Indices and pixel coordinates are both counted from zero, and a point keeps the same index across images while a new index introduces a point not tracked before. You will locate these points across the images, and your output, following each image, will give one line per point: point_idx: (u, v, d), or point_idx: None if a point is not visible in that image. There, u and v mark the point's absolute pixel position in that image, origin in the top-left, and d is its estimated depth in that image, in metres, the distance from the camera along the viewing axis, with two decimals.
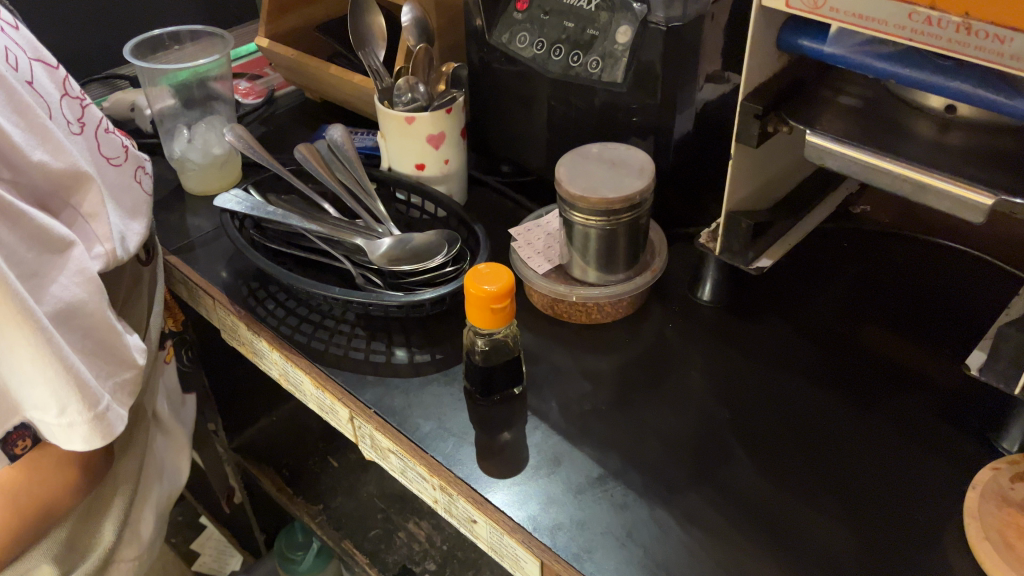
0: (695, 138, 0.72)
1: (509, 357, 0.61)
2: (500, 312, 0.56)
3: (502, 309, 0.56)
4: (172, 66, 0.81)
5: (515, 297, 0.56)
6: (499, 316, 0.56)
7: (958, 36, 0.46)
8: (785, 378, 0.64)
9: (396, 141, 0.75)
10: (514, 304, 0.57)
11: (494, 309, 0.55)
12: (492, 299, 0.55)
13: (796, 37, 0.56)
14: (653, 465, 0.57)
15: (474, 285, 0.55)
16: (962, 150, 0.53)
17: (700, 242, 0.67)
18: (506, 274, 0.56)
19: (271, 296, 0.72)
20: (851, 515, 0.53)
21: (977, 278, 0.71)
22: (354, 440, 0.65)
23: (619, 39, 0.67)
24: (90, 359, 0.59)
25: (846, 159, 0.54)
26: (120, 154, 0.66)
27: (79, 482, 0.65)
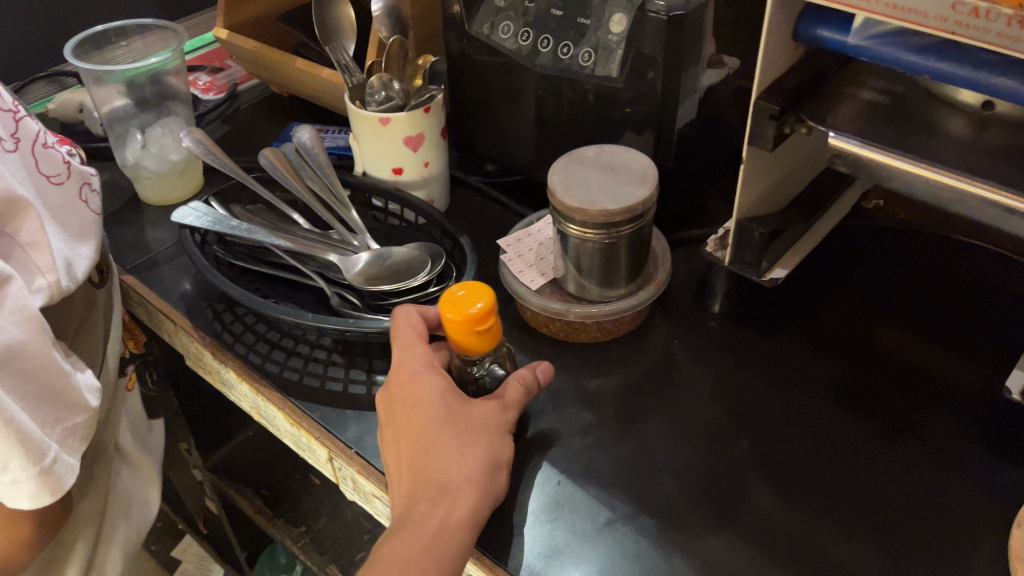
0: (697, 134, 0.66)
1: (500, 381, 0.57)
2: (485, 334, 0.50)
3: (485, 330, 0.50)
4: (121, 66, 0.73)
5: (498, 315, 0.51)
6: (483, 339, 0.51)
7: (1009, 30, 0.40)
8: (804, 399, 0.59)
9: (370, 143, 0.69)
10: (499, 322, 0.51)
11: (477, 332, 0.50)
12: (471, 323, 0.50)
13: (816, 27, 0.50)
14: (666, 506, 0.52)
15: (451, 311, 0.50)
16: (1006, 153, 0.48)
17: (708, 251, 0.62)
18: (486, 292, 0.51)
19: (239, 319, 0.66)
20: (889, 556, 0.49)
21: (1006, 280, 0.66)
22: (335, 480, 0.59)
23: (612, 29, 0.61)
24: (34, 406, 0.53)
25: (877, 168, 0.49)
26: (62, 170, 0.59)
27: (34, 536, 0.59)
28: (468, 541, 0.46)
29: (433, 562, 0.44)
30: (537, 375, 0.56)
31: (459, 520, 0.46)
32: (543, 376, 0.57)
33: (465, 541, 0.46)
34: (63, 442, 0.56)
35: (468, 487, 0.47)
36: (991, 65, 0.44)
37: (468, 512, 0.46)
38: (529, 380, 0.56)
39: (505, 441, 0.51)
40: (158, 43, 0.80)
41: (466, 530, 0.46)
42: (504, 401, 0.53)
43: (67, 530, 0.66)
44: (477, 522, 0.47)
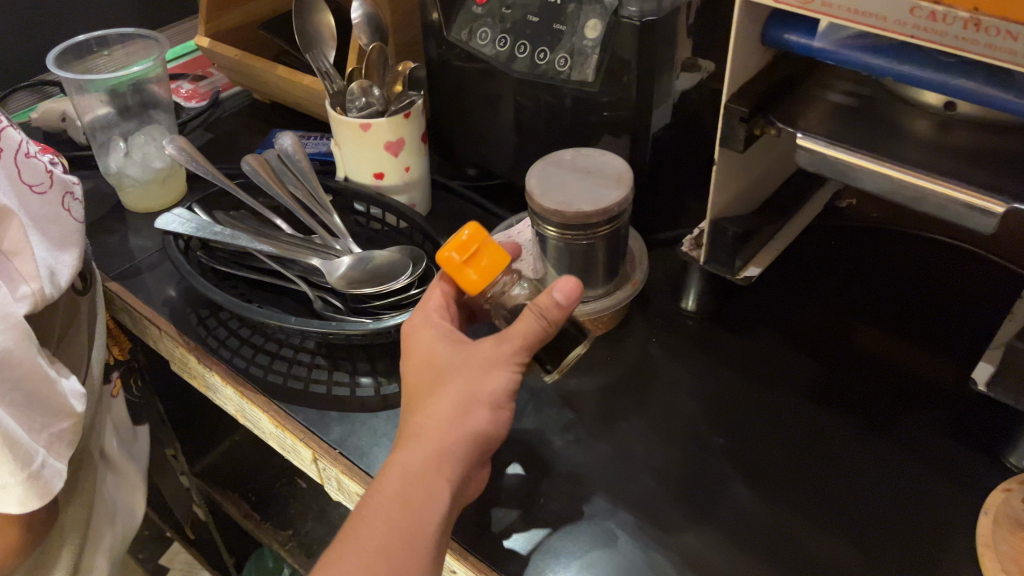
0: (672, 137, 0.67)
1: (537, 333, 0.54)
2: (477, 267, 0.51)
3: (481, 259, 0.51)
4: (101, 76, 0.74)
5: (489, 250, 0.51)
6: (483, 269, 0.51)
7: (965, 33, 0.41)
8: (781, 396, 0.60)
9: (352, 149, 0.70)
10: (494, 257, 0.51)
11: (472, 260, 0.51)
12: (462, 252, 0.51)
13: (783, 32, 0.52)
14: (644, 501, 0.53)
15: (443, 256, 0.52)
16: (967, 152, 0.49)
17: (683, 250, 0.63)
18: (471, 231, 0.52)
19: (223, 324, 0.67)
20: (862, 549, 0.50)
21: (976, 277, 0.67)
22: (320, 481, 0.60)
23: (587, 35, 0.62)
24: (20, 413, 0.54)
25: (847, 170, 0.50)
26: (44, 179, 0.60)
27: (22, 543, 0.60)
28: (440, 490, 0.43)
29: (396, 517, 0.42)
30: (549, 299, 0.47)
31: (428, 470, 0.43)
32: (559, 298, 0.47)
33: (435, 490, 0.43)
34: (49, 448, 0.56)
35: (441, 432, 0.44)
36: (952, 68, 0.46)
37: (437, 460, 0.43)
38: (537, 305, 0.47)
39: (500, 375, 0.46)
40: (141, 52, 0.81)
41: (440, 479, 0.43)
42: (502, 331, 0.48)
43: (52, 539, 0.66)
44: (452, 469, 0.44)
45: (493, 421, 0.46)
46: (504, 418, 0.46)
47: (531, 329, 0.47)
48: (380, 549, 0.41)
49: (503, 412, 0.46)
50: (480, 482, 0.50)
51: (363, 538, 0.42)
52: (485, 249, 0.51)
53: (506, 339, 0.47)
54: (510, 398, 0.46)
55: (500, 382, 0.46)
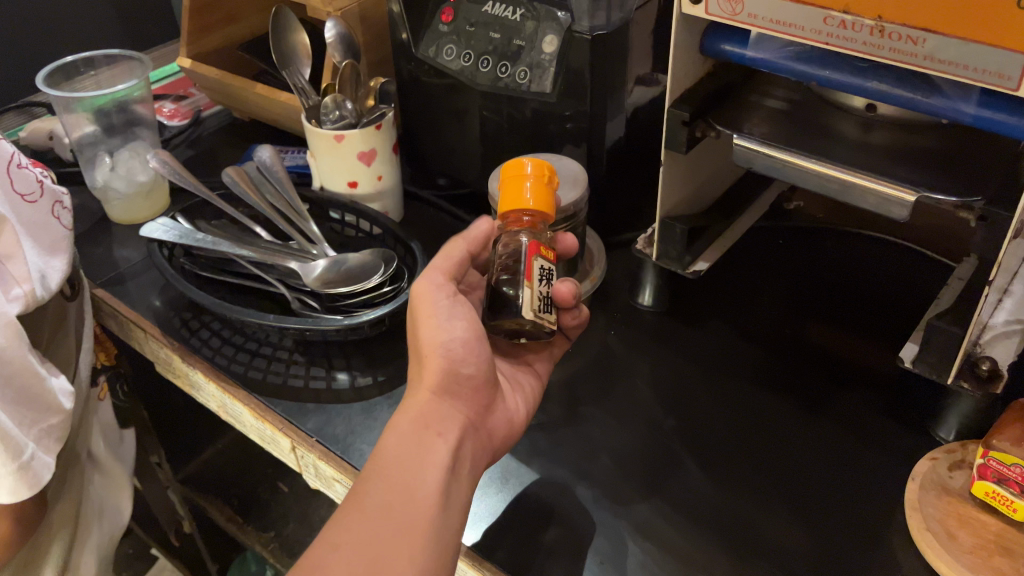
0: (627, 144, 0.72)
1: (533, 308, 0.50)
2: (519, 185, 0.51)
3: (525, 185, 0.51)
4: (87, 93, 0.77)
5: (539, 182, 0.51)
6: (518, 194, 0.51)
7: (872, 38, 0.46)
8: (731, 383, 0.64)
9: (327, 160, 0.74)
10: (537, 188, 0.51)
11: (512, 182, 0.51)
12: (515, 172, 0.52)
13: (719, 42, 0.57)
14: (602, 478, 0.57)
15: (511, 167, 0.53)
16: (887, 148, 0.54)
17: (637, 248, 0.67)
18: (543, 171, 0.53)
19: (205, 326, 0.70)
20: (806, 519, 0.54)
21: (914, 271, 0.72)
22: (298, 470, 0.63)
23: (546, 49, 0.67)
24: (12, 408, 0.57)
25: (780, 162, 0.54)
26: (35, 189, 0.63)
27: (14, 537, 0.62)
28: (429, 445, 0.46)
29: (394, 476, 0.44)
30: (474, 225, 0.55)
31: (413, 431, 0.46)
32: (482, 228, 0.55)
33: (426, 445, 0.46)
34: (40, 442, 0.59)
35: (417, 397, 0.48)
36: (866, 72, 0.51)
37: (419, 418, 0.47)
38: (463, 236, 0.57)
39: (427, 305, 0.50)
40: (126, 73, 0.86)
41: (427, 436, 0.46)
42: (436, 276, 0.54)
43: (44, 532, 0.69)
44: (440, 426, 0.47)
45: (458, 362, 0.49)
46: (472, 354, 0.49)
47: (458, 249, 0.54)
48: (385, 507, 0.43)
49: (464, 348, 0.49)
50: (495, 434, 0.52)
51: (368, 502, 0.43)
52: (534, 181, 0.51)
53: (425, 276, 0.52)
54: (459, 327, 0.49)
55: (433, 311, 0.49)
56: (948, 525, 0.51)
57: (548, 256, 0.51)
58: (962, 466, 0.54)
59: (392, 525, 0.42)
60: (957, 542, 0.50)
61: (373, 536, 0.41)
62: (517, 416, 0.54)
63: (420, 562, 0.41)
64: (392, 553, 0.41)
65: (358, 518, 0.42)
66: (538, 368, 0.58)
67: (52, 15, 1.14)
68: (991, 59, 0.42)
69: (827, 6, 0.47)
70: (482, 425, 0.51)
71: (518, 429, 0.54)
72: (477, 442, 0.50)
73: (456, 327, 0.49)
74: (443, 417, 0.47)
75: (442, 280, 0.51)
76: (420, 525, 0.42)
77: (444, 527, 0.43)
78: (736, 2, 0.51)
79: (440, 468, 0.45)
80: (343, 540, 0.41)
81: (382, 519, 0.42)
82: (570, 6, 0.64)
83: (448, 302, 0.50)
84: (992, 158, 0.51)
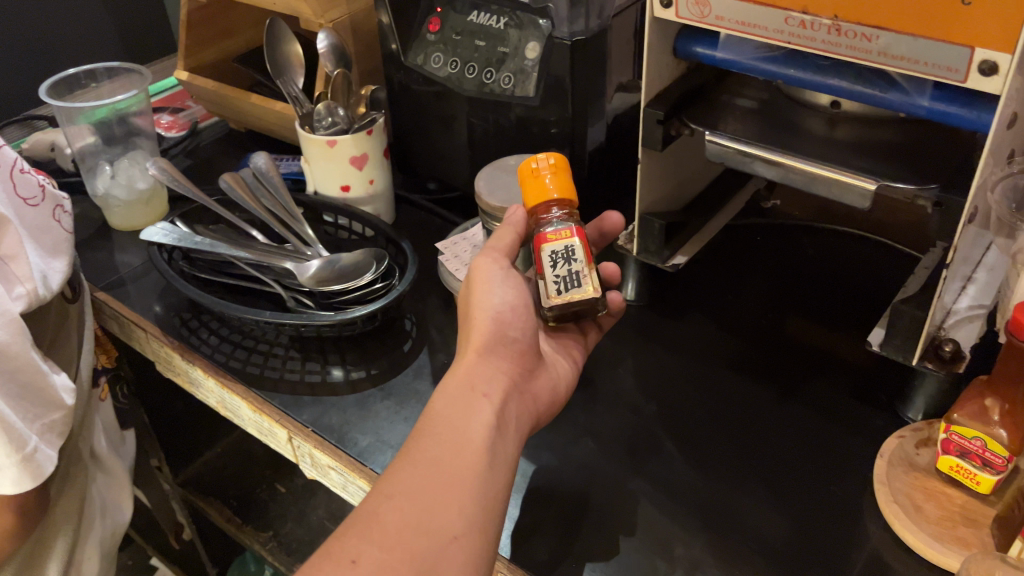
0: (607, 146, 0.75)
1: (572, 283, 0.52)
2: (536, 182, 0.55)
3: (544, 178, 0.54)
4: (88, 104, 0.81)
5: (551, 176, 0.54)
6: (541, 187, 0.54)
7: (830, 37, 0.49)
8: (718, 371, 0.67)
9: (320, 164, 0.77)
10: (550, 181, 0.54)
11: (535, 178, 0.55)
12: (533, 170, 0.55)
13: (691, 45, 0.60)
14: (586, 463, 0.60)
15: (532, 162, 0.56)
16: (850, 141, 0.57)
17: (618, 244, 0.70)
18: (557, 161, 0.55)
19: (204, 325, 0.73)
20: (784, 499, 0.56)
21: (885, 263, 0.76)
22: (294, 460, 0.66)
23: (528, 55, 0.70)
24: (16, 402, 0.59)
25: (745, 160, 0.58)
26: (37, 193, 0.66)
27: (18, 530, 0.64)
28: (475, 406, 0.48)
29: (446, 431, 0.46)
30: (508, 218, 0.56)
31: (462, 391, 0.49)
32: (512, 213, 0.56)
33: (472, 405, 0.48)
34: (42, 436, 0.61)
35: (465, 359, 0.50)
36: (827, 70, 0.54)
37: (466, 381, 0.49)
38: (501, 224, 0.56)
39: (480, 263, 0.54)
40: (126, 85, 0.89)
41: (473, 397, 0.48)
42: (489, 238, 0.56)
43: (46, 529, 0.72)
44: (486, 388, 0.49)
45: (504, 328, 0.52)
46: (517, 321, 0.52)
47: (508, 234, 0.55)
48: (435, 461, 0.45)
49: (510, 318, 0.52)
50: (539, 397, 0.54)
51: (420, 456, 0.45)
52: (552, 175, 0.54)
53: (484, 252, 0.55)
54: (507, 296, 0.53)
55: (488, 280, 0.53)
56: (915, 497, 0.54)
57: (562, 237, 0.52)
58: (928, 443, 0.57)
59: (441, 477, 0.44)
60: (923, 513, 0.53)
61: (423, 488, 0.43)
62: (557, 384, 0.56)
63: (468, 513, 0.43)
64: (441, 503, 0.43)
65: (409, 472, 0.44)
66: (573, 354, 0.59)
67: (52, 32, 1.17)
68: (938, 53, 0.45)
69: (787, 7, 0.50)
70: (526, 388, 0.52)
71: (558, 396, 0.56)
72: (522, 403, 0.51)
73: (507, 296, 0.53)
74: (488, 379, 0.50)
75: (501, 256, 0.54)
76: (468, 477, 0.44)
77: (491, 480, 0.45)
78: (703, 6, 0.54)
79: (487, 426, 0.47)
80: (396, 491, 0.43)
81: (433, 471, 0.44)
82: (549, 13, 0.67)
83: (504, 271, 0.54)
84: (947, 149, 0.54)
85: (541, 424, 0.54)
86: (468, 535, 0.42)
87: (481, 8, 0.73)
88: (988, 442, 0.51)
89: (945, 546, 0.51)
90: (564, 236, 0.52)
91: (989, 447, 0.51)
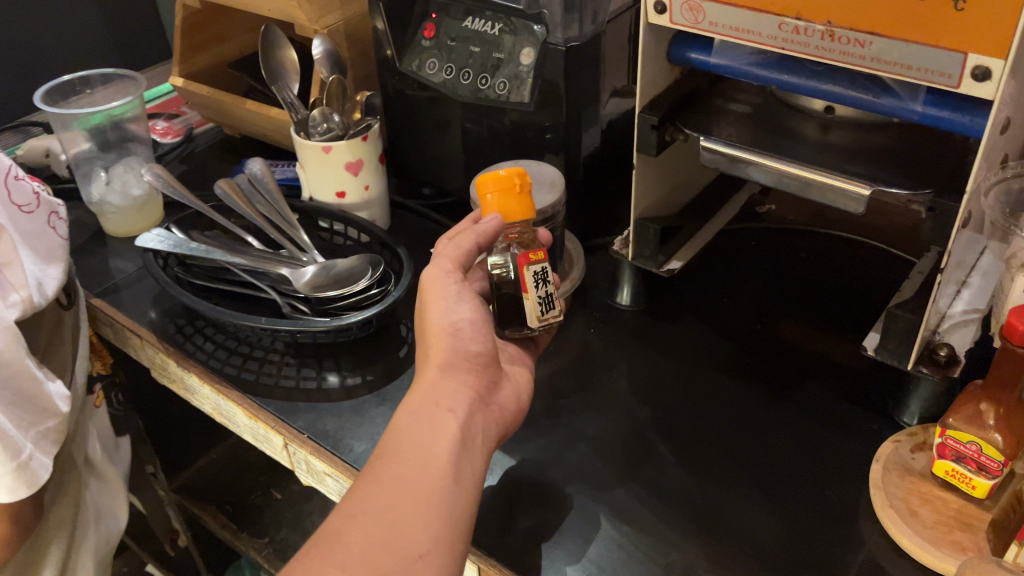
0: (602, 151, 0.75)
1: (546, 302, 0.54)
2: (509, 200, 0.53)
3: (513, 202, 0.52)
4: (82, 110, 0.80)
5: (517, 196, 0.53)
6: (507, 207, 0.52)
7: (823, 43, 0.49)
8: (709, 375, 0.67)
9: (314, 170, 0.77)
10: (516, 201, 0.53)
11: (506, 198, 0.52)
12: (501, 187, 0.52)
13: (685, 50, 0.60)
14: (582, 468, 0.60)
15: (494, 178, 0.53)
16: (844, 146, 0.57)
17: (613, 249, 0.70)
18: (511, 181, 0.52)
19: (199, 332, 0.73)
20: (778, 503, 0.56)
21: (879, 266, 0.76)
22: (290, 467, 0.66)
23: (523, 61, 0.70)
24: (11, 409, 0.59)
25: (741, 164, 0.58)
26: (32, 200, 0.66)
27: (12, 537, 0.64)
28: (440, 421, 0.48)
29: (409, 449, 0.46)
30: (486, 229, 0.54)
31: (425, 407, 0.48)
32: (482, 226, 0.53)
33: (437, 421, 0.48)
34: (36, 444, 0.61)
35: (426, 374, 0.50)
36: (821, 75, 0.54)
37: (431, 397, 0.49)
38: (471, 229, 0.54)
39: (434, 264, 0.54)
40: (121, 91, 0.89)
41: (439, 412, 0.48)
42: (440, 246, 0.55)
43: (40, 537, 0.71)
44: (451, 403, 0.49)
45: (462, 343, 0.52)
46: (474, 334, 0.52)
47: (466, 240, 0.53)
48: (400, 479, 0.45)
49: (468, 332, 0.52)
50: (505, 408, 0.53)
51: (384, 474, 0.45)
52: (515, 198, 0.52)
53: (434, 263, 0.54)
54: (463, 310, 0.52)
55: (443, 296, 0.52)
56: (911, 502, 0.54)
57: (541, 258, 0.53)
58: (923, 448, 0.57)
59: (405, 495, 0.44)
60: (918, 517, 0.53)
61: (387, 507, 0.43)
62: (521, 393, 0.56)
63: (432, 531, 0.43)
64: (406, 522, 0.43)
65: (372, 490, 0.44)
66: (525, 362, 0.58)
67: (47, 40, 1.17)
68: (931, 58, 0.45)
69: (780, 13, 0.50)
70: (491, 401, 0.52)
71: (524, 405, 0.55)
72: (488, 414, 0.51)
73: (463, 311, 0.52)
74: (453, 394, 0.49)
75: (452, 268, 0.53)
76: (433, 495, 0.44)
77: (458, 495, 0.45)
78: (697, 11, 0.54)
79: (451, 442, 0.47)
80: (360, 511, 0.43)
81: (397, 490, 0.44)
82: (544, 19, 0.68)
83: (457, 287, 0.53)
84: (941, 154, 0.54)
85: (509, 434, 0.54)
86: (433, 553, 0.43)
87: (476, 14, 0.73)
88: (984, 447, 0.51)
89: (940, 550, 0.51)
90: (540, 256, 0.53)
91: (984, 451, 0.51)
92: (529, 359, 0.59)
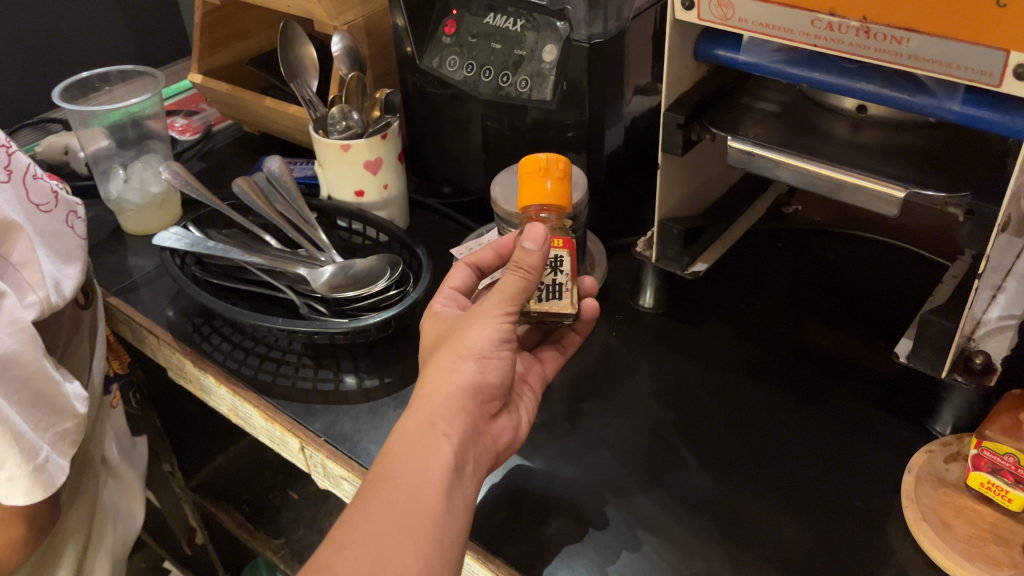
0: (626, 151, 0.74)
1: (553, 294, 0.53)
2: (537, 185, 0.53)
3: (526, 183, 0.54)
4: (101, 107, 0.80)
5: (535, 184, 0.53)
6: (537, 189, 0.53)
7: (857, 40, 0.48)
8: (732, 380, 0.65)
9: (334, 169, 0.76)
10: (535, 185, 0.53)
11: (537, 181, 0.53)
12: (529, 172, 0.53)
13: (712, 47, 0.58)
14: (606, 474, 0.58)
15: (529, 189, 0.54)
16: (875, 146, 0.56)
17: (637, 250, 0.69)
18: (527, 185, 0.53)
19: (216, 331, 0.72)
20: (803, 513, 0.54)
21: (911, 270, 0.74)
22: (306, 470, 0.65)
23: (545, 58, 0.69)
24: (27, 411, 0.58)
25: (769, 165, 0.56)
26: (49, 199, 0.65)
27: (28, 537, 0.63)
28: (434, 447, 0.45)
29: (401, 476, 0.44)
30: (522, 252, 0.49)
31: (421, 430, 0.46)
32: (528, 246, 0.49)
33: (430, 446, 0.45)
34: (52, 445, 0.60)
35: (432, 395, 0.47)
36: (853, 73, 0.52)
37: (426, 419, 0.46)
38: (515, 261, 0.49)
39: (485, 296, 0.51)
40: (140, 88, 0.88)
41: (433, 437, 0.46)
42: (496, 293, 0.49)
43: (57, 538, 0.71)
44: (446, 426, 0.46)
45: (484, 372, 0.48)
46: (501, 367, 0.49)
47: (512, 283, 0.49)
48: (391, 507, 0.43)
49: (494, 362, 0.49)
50: (499, 438, 0.51)
51: (376, 500, 0.43)
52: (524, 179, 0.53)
53: (489, 300, 0.50)
54: (495, 348, 0.49)
55: (482, 329, 0.49)
56: (944, 515, 0.52)
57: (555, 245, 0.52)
58: (958, 459, 0.55)
59: (396, 523, 0.43)
60: (952, 531, 0.51)
61: (378, 536, 0.42)
62: (518, 424, 0.54)
63: (425, 559, 0.42)
64: (396, 552, 0.42)
65: (364, 518, 0.43)
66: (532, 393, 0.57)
67: (68, 37, 1.17)
68: (971, 56, 0.44)
69: (814, 9, 0.48)
70: (484, 428, 0.50)
71: (518, 437, 0.54)
72: (481, 442, 0.49)
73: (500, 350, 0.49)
74: (452, 417, 0.47)
75: (501, 315, 0.49)
76: (425, 526, 0.43)
77: (449, 525, 0.44)
78: (726, 8, 0.53)
79: (446, 470, 0.45)
80: (350, 540, 0.42)
81: (388, 518, 0.43)
82: (567, 15, 0.66)
83: (504, 328, 0.49)
84: (977, 154, 0.53)
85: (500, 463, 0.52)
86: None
87: (497, 10, 0.71)
88: (1021, 459, 0.49)
89: (974, 565, 0.49)
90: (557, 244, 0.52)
91: (1021, 463, 0.49)
92: (537, 386, 0.58)
